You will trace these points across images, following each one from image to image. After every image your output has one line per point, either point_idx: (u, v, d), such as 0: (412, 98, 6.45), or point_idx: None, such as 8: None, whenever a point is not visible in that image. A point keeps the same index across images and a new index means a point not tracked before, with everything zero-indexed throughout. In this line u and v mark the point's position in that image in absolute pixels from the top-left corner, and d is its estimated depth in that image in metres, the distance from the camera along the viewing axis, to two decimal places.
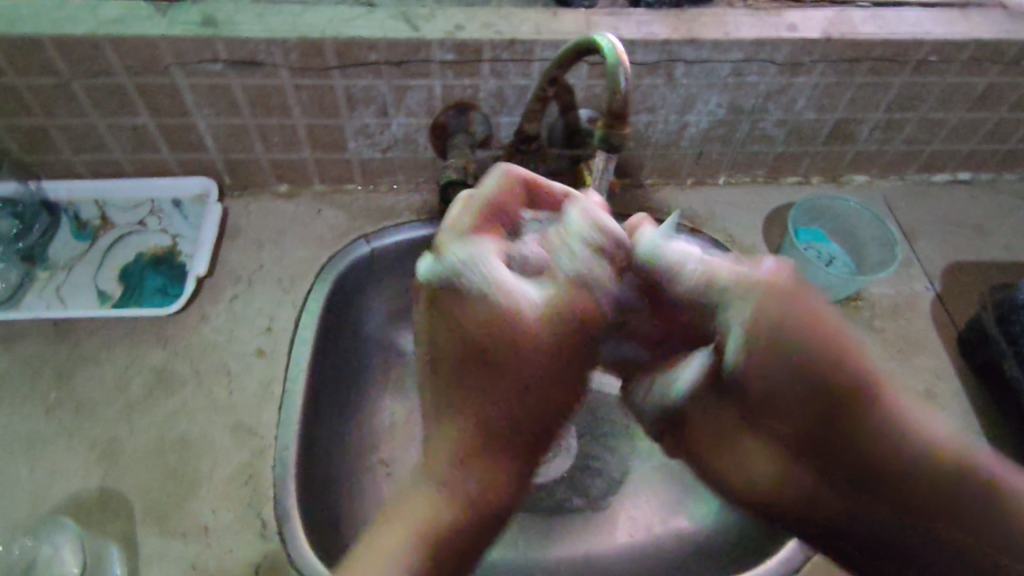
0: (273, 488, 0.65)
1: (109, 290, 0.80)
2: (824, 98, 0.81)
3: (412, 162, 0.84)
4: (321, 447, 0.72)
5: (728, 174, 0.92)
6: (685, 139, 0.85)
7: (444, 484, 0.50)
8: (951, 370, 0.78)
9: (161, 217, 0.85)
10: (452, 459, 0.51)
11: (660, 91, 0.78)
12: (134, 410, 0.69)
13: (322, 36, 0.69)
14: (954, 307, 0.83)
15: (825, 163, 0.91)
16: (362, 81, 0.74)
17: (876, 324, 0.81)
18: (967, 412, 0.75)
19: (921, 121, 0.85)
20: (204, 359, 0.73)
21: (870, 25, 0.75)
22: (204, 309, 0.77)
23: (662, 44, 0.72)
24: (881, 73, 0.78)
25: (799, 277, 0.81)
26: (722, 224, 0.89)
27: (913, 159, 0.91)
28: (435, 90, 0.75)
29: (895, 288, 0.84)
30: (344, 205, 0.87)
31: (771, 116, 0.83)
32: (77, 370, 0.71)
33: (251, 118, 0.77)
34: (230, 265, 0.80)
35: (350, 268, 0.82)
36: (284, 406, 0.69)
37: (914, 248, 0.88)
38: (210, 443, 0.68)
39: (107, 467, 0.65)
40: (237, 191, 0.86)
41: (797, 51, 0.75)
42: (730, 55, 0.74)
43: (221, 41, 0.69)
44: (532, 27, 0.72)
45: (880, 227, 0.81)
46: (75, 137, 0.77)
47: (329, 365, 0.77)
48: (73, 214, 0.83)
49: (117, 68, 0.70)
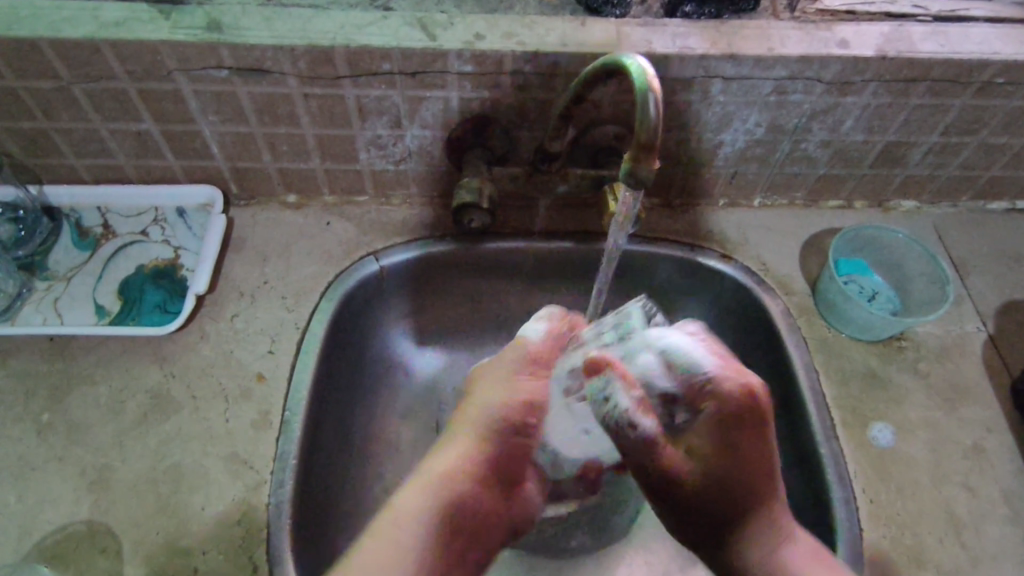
0: (267, 527, 0.62)
1: (107, 305, 0.77)
2: (875, 119, 0.74)
3: (426, 175, 0.80)
4: (321, 479, 0.69)
5: (763, 196, 0.85)
6: (719, 159, 0.79)
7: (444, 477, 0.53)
8: (1003, 424, 0.72)
9: (165, 227, 0.81)
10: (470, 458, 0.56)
11: (694, 108, 0.72)
12: (128, 435, 0.66)
13: (332, 44, 0.64)
14: (1007, 351, 0.77)
15: (871, 186, 0.84)
16: (374, 91, 0.69)
17: (921, 368, 0.75)
18: (1018, 470, 0.69)
19: (980, 146, 0.78)
20: (202, 382, 0.70)
21: (930, 42, 0.68)
22: (204, 327, 0.73)
23: (699, 59, 0.66)
24: (940, 93, 0.71)
25: (840, 313, 0.75)
26: (756, 250, 0.83)
27: (968, 184, 0.84)
28: (452, 102, 0.70)
29: (943, 328, 0.78)
30: (354, 217, 0.82)
31: (815, 137, 0.76)
32: (72, 389, 0.68)
33: (259, 126, 0.73)
34: (233, 280, 0.77)
35: (360, 286, 0.78)
36: (283, 438, 0.66)
37: (966, 284, 0.81)
38: (204, 474, 0.64)
39: (97, 496, 0.63)
40: (244, 200, 0.82)
41: (847, 69, 0.68)
42: (773, 72, 0.68)
43: (225, 47, 0.64)
44: (558, 38, 0.66)
45: (931, 262, 0.75)
46: (77, 142, 0.74)
47: (333, 390, 0.73)
48: (75, 220, 0.80)
49: (118, 73, 0.67)
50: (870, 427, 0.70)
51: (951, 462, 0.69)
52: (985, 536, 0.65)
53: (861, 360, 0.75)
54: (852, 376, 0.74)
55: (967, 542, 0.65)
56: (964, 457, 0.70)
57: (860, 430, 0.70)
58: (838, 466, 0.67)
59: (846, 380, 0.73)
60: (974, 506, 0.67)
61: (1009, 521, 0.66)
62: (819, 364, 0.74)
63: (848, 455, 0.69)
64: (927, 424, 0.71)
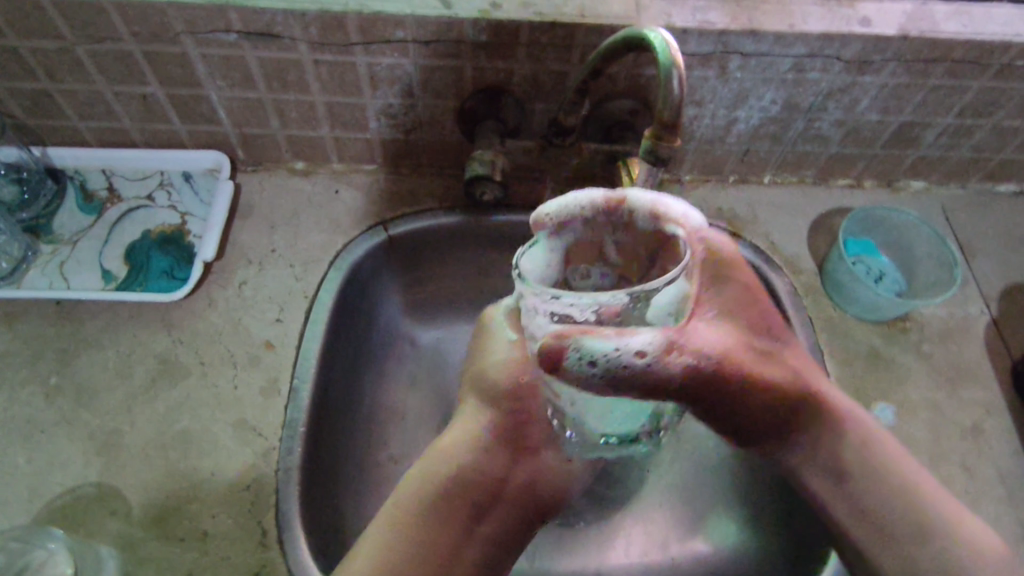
0: (275, 494, 0.62)
1: (114, 270, 0.78)
2: (891, 99, 0.73)
3: (437, 144, 0.79)
4: (329, 447, 0.69)
5: (774, 174, 0.85)
6: (732, 135, 0.78)
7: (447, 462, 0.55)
8: (1002, 406, 0.73)
9: (171, 191, 0.80)
10: (452, 435, 0.56)
11: (710, 84, 0.71)
12: (136, 400, 0.67)
13: (344, 10, 0.63)
14: (1010, 333, 0.77)
15: (882, 166, 0.84)
16: (386, 59, 0.68)
17: (924, 350, 0.76)
18: (1015, 451, 0.70)
19: (994, 129, 0.78)
20: (210, 349, 0.70)
21: (954, 22, 0.67)
22: (211, 294, 0.73)
23: (719, 34, 0.65)
24: (959, 75, 0.71)
25: (847, 294, 0.76)
26: (765, 227, 0.83)
27: (980, 166, 0.84)
28: (465, 73, 0.69)
29: (947, 309, 0.78)
30: (362, 186, 0.82)
31: (829, 116, 0.76)
32: (79, 353, 0.69)
33: (267, 92, 0.72)
34: (240, 247, 0.76)
35: (368, 256, 0.77)
36: (291, 406, 0.66)
37: (972, 267, 0.82)
38: (214, 440, 0.65)
39: (107, 460, 0.63)
40: (250, 165, 0.81)
41: (868, 49, 0.67)
42: (793, 49, 0.67)
43: (234, 10, 0.63)
44: (576, 8, 0.65)
45: (939, 245, 0.75)
46: (80, 103, 0.73)
47: (341, 358, 0.74)
48: (80, 183, 0.79)
49: (124, 34, 0.65)
50: (871, 406, 0.72)
51: (950, 441, 0.70)
52: (979, 513, 0.67)
53: (864, 340, 0.76)
54: (855, 356, 0.75)
55: None
56: (963, 437, 0.71)
57: (861, 408, 0.71)
58: None
59: (851, 359, 0.74)
60: (971, 485, 0.68)
61: (1004, 501, 0.68)
62: (824, 343, 0.75)
63: None
64: (928, 404, 0.72)
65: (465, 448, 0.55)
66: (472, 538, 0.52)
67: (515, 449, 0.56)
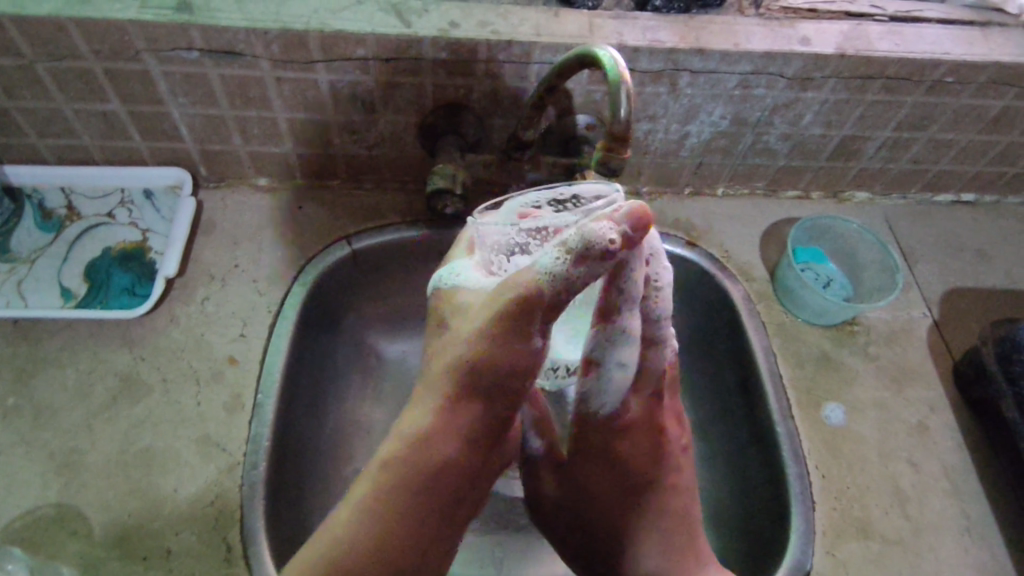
0: (240, 507, 0.62)
1: (73, 288, 0.76)
2: (833, 114, 0.77)
3: (400, 160, 0.80)
4: (295, 461, 0.69)
5: (726, 186, 0.88)
6: (685, 149, 0.81)
7: (416, 441, 0.49)
8: (945, 404, 0.76)
9: (132, 209, 0.80)
10: (418, 417, 0.50)
11: (662, 100, 0.74)
12: (96, 419, 0.66)
13: (306, 29, 0.64)
14: (951, 334, 0.81)
15: (827, 178, 0.88)
16: (348, 77, 0.69)
17: (871, 352, 0.79)
18: (958, 446, 0.74)
19: (929, 141, 0.82)
20: (173, 366, 0.70)
21: (886, 42, 0.72)
22: (173, 310, 0.73)
23: (668, 53, 0.68)
24: (894, 91, 0.75)
25: (797, 299, 0.79)
26: (719, 237, 0.86)
27: (919, 178, 0.88)
28: (426, 89, 0.71)
29: (892, 313, 0.82)
30: (326, 201, 0.83)
31: (776, 130, 0.79)
32: (37, 372, 0.68)
33: (230, 109, 0.73)
34: (203, 263, 0.76)
35: (332, 269, 0.78)
36: (255, 420, 0.66)
37: (914, 272, 0.86)
38: (176, 456, 0.65)
39: (66, 479, 0.62)
40: (213, 183, 0.82)
41: (808, 66, 0.71)
42: (738, 67, 0.71)
43: (196, 29, 0.64)
44: (531, 28, 0.68)
45: (881, 251, 0.79)
46: (39, 121, 0.72)
47: (305, 372, 0.74)
48: (38, 202, 0.78)
49: (84, 52, 0.65)
50: (822, 407, 0.74)
51: (897, 439, 0.74)
52: (926, 506, 0.70)
53: (815, 344, 0.79)
54: (807, 359, 0.77)
55: (910, 514, 0.69)
56: (909, 434, 0.74)
57: (813, 409, 0.74)
58: (793, 441, 0.71)
59: (803, 362, 0.77)
60: (918, 480, 0.71)
61: (949, 494, 0.71)
62: (777, 348, 0.78)
63: (802, 433, 0.72)
64: (876, 403, 0.76)
65: (436, 434, 0.50)
66: (453, 524, 0.51)
67: (490, 407, 0.50)
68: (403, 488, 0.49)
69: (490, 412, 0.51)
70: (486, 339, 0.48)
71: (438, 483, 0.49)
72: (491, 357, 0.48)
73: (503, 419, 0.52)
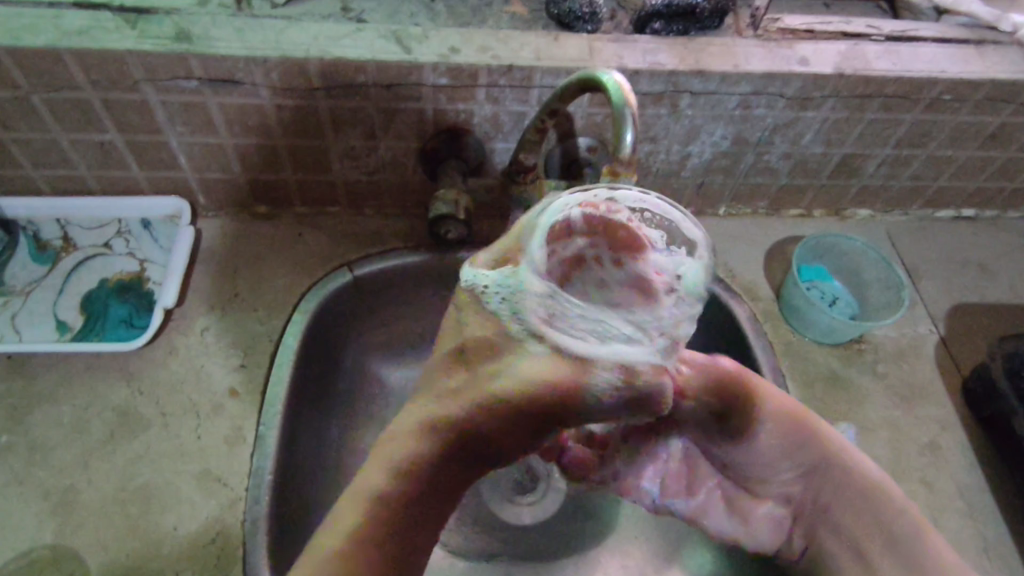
0: (242, 545, 0.60)
1: (69, 320, 0.74)
2: (833, 132, 0.78)
3: (401, 185, 0.80)
4: (296, 494, 0.68)
5: (728, 206, 0.88)
6: (687, 170, 0.81)
7: (402, 460, 0.42)
8: (957, 422, 0.75)
9: (129, 239, 0.78)
10: (410, 439, 0.43)
11: (663, 121, 0.74)
12: (92, 455, 0.64)
13: (306, 56, 0.64)
14: (958, 351, 0.81)
15: (829, 196, 0.88)
16: (349, 103, 0.69)
17: (880, 370, 0.78)
18: (970, 465, 0.73)
19: (928, 158, 0.82)
20: (172, 399, 0.68)
21: (884, 61, 0.72)
22: (172, 342, 0.72)
23: (669, 74, 0.69)
24: (892, 109, 0.75)
25: (803, 318, 0.78)
26: (722, 257, 0.85)
27: (919, 194, 0.88)
28: (427, 114, 0.71)
29: (899, 330, 0.81)
30: (326, 228, 0.82)
31: (776, 149, 0.79)
32: (31, 408, 0.66)
33: (229, 137, 0.72)
34: (202, 292, 0.75)
35: (333, 297, 0.77)
36: (256, 453, 0.65)
37: (918, 289, 0.85)
38: (176, 493, 0.63)
39: (62, 519, 0.61)
40: (212, 211, 0.81)
41: (808, 86, 0.71)
42: (738, 87, 0.71)
43: (195, 58, 0.64)
44: (532, 52, 0.68)
45: (886, 268, 0.78)
46: (35, 152, 0.72)
47: (307, 402, 0.72)
48: (33, 233, 0.77)
49: (82, 83, 0.65)
50: (833, 428, 0.73)
51: (910, 459, 0.72)
52: (941, 527, 0.69)
53: (823, 363, 0.78)
54: (815, 379, 0.77)
55: None
56: (921, 453, 0.73)
57: None
58: None
59: (811, 382, 0.76)
60: (933, 501, 0.70)
61: (964, 515, 0.70)
62: (786, 368, 0.77)
63: None
64: (887, 423, 0.75)
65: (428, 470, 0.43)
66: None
67: (495, 443, 0.44)
68: (377, 529, 0.41)
69: (488, 445, 0.44)
70: (475, 396, 0.43)
71: (423, 523, 0.43)
72: (493, 397, 0.42)
73: (507, 453, 0.45)
